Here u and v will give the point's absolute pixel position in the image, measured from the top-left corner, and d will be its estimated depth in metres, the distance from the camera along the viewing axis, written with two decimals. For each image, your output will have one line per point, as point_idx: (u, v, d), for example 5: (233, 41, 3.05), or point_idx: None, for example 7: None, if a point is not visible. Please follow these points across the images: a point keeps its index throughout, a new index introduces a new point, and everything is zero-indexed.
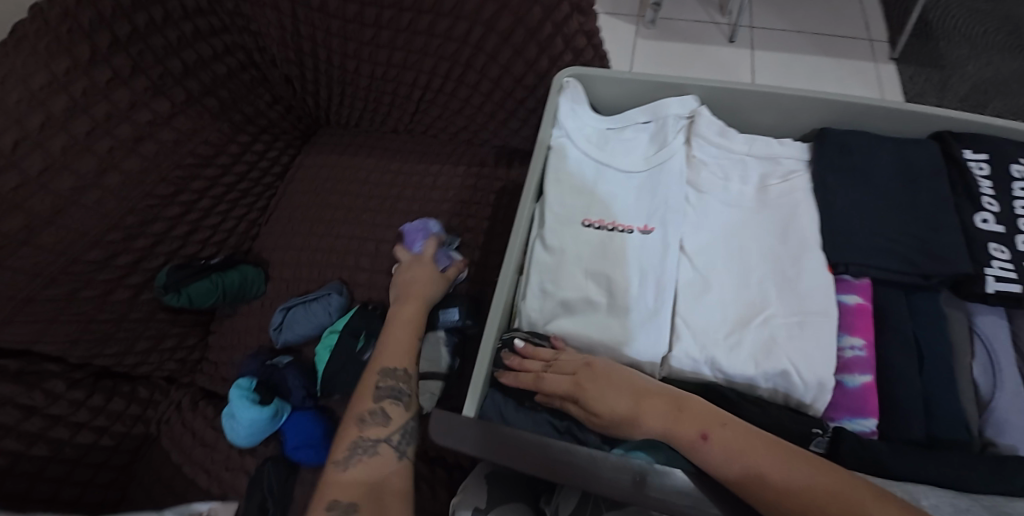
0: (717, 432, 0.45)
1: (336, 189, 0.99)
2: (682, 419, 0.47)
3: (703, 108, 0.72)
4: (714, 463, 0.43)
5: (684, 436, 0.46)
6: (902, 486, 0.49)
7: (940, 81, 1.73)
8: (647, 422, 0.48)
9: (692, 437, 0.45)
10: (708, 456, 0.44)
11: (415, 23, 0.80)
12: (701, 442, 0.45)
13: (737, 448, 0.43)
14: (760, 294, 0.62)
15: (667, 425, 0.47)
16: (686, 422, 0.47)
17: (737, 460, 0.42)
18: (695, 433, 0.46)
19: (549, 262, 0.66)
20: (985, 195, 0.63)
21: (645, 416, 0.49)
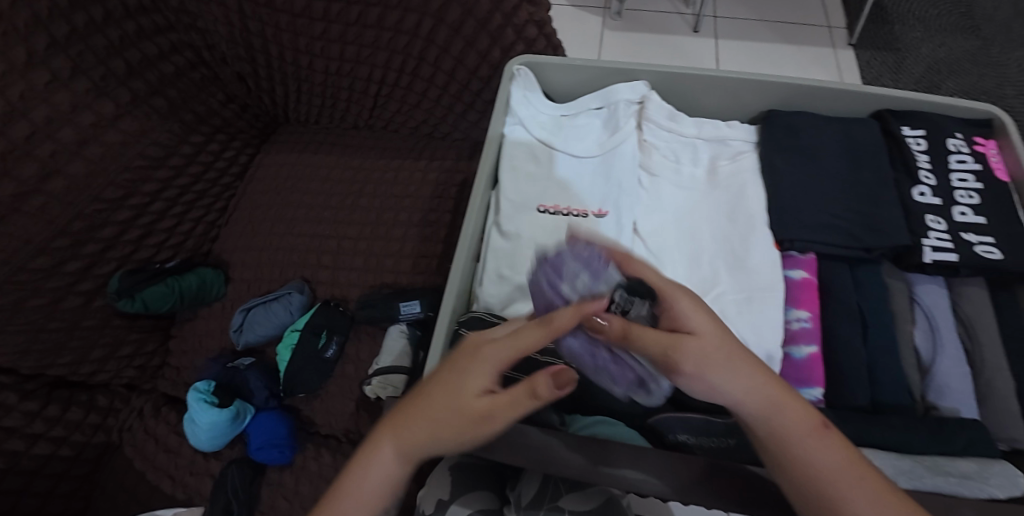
0: (835, 438, 0.37)
1: (296, 188, 0.98)
2: (795, 405, 0.38)
3: (652, 93, 0.73)
4: (813, 467, 0.35)
5: (795, 423, 0.37)
6: None
7: (896, 64, 1.78)
8: (751, 380, 0.38)
9: (811, 426, 0.37)
10: (808, 454, 0.36)
11: (365, 16, 0.80)
12: (811, 437, 0.36)
13: (846, 463, 0.36)
14: (711, 273, 0.63)
15: (777, 405, 0.37)
16: (797, 404, 0.38)
17: (843, 474, 0.35)
18: (811, 424, 0.37)
19: (505, 250, 0.65)
20: (922, 169, 0.65)
21: (748, 376, 0.38)
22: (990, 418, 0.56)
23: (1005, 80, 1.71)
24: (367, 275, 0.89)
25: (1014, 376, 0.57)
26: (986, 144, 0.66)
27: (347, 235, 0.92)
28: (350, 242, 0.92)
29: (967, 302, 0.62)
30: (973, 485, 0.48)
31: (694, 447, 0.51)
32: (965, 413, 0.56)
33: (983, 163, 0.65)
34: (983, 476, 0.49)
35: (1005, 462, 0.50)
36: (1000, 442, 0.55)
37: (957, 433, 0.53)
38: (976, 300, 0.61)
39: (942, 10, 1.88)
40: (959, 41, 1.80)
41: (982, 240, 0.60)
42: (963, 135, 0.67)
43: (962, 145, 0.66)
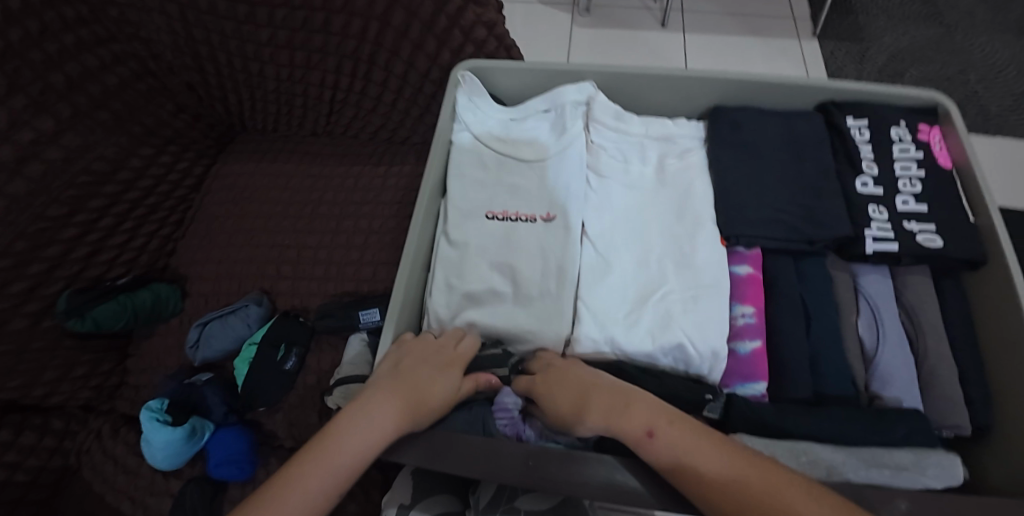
0: (664, 427, 0.44)
1: (253, 198, 0.97)
2: (630, 413, 0.46)
3: (599, 93, 0.73)
4: (661, 461, 0.42)
5: (630, 432, 0.44)
6: (786, 444, 0.51)
7: (860, 53, 1.80)
8: (612, 418, 0.46)
9: (637, 432, 0.44)
10: (658, 455, 0.42)
11: (310, 21, 0.79)
12: (646, 440, 0.43)
13: (680, 446, 0.42)
14: (659, 272, 0.63)
15: (618, 424, 0.46)
16: (631, 416, 0.45)
17: (679, 458, 0.41)
18: (640, 429, 0.44)
19: (454, 256, 0.65)
20: (865, 160, 0.66)
21: (614, 418, 0.46)
22: (931, 405, 0.57)
23: (966, 67, 1.75)
24: (326, 283, 0.88)
25: (953, 361, 0.58)
26: (929, 132, 0.67)
27: (306, 244, 0.91)
28: (309, 251, 0.91)
29: (910, 290, 0.62)
30: (911, 474, 0.49)
31: None
32: (907, 402, 0.56)
33: (926, 151, 0.66)
34: (922, 466, 0.50)
35: (943, 451, 0.51)
36: (944, 429, 0.56)
37: (896, 423, 0.53)
38: (919, 288, 0.62)
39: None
40: (920, 29, 1.83)
41: (923, 228, 0.61)
42: (907, 124, 0.68)
43: (905, 134, 0.67)
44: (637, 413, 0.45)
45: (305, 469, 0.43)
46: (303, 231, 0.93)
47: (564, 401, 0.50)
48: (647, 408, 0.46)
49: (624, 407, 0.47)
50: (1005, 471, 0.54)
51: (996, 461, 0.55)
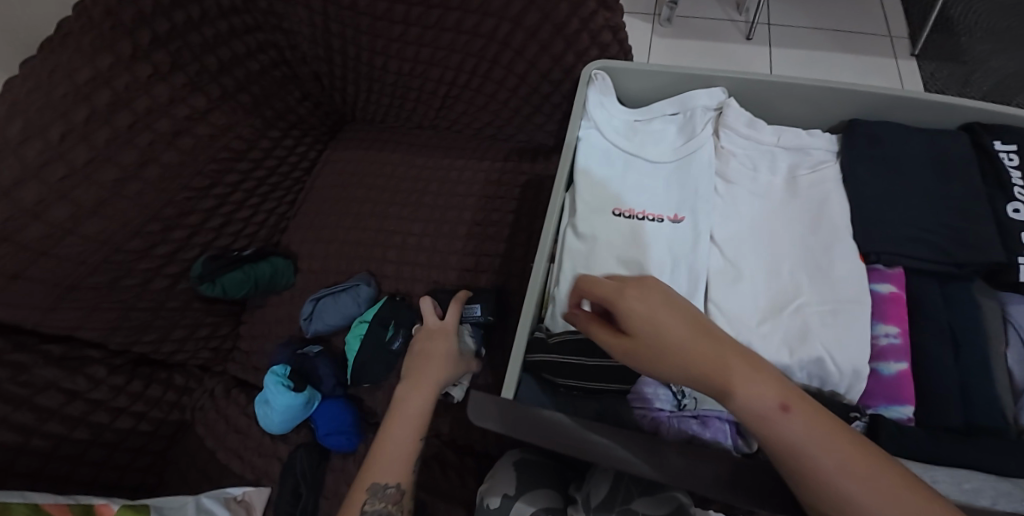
0: (797, 416, 0.31)
1: (362, 183, 1.01)
2: (754, 381, 0.32)
3: (731, 100, 0.72)
4: (767, 431, 0.31)
5: (755, 405, 0.31)
6: (942, 471, 0.49)
7: (962, 77, 1.72)
8: (707, 360, 0.33)
9: (770, 406, 0.31)
10: (770, 431, 0.31)
11: (443, 20, 0.82)
12: (781, 419, 0.31)
13: (839, 457, 0.30)
14: (792, 283, 0.62)
15: (698, 374, 0.34)
16: (756, 380, 0.32)
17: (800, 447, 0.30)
18: (774, 402, 0.31)
19: (580, 251, 0.66)
20: (1015, 185, 0.62)
21: (755, 375, 0.32)
22: None
23: None
24: (431, 271, 0.90)
25: None
26: None
27: (412, 232, 0.94)
28: (414, 238, 0.94)
29: None
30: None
31: None
32: None
33: None
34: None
35: None
36: None
37: None
38: None
39: None
40: None
41: None
42: None
43: None
44: (764, 379, 0.32)
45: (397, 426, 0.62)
46: (409, 219, 0.96)
47: (658, 319, 0.36)
48: (776, 374, 0.33)
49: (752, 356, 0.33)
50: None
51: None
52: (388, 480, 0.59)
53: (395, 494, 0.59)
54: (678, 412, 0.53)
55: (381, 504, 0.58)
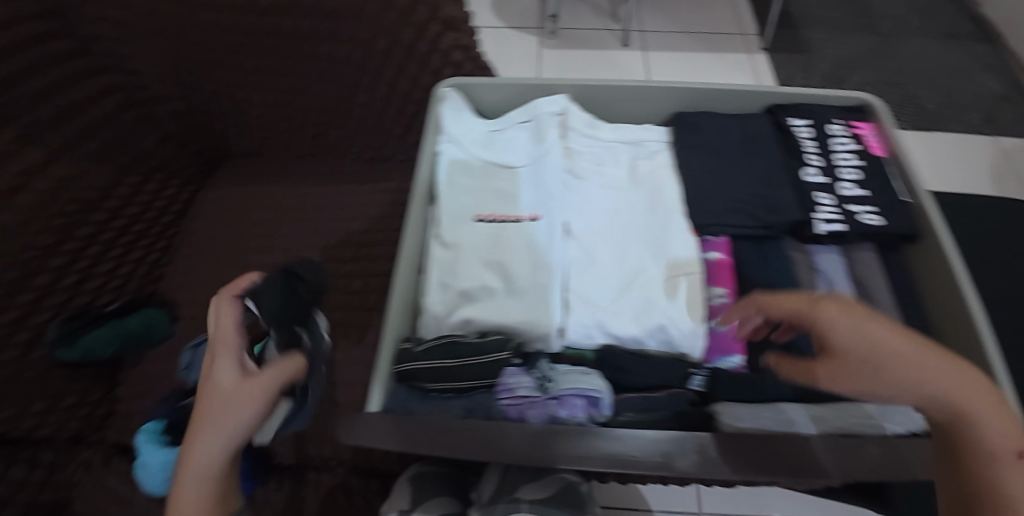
0: (1008, 427, 0.35)
1: (240, 220, 0.99)
2: (997, 416, 0.35)
3: (572, 106, 0.78)
4: (983, 448, 0.34)
5: (999, 441, 0.34)
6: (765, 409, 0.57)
7: (804, 64, 1.95)
8: (931, 378, 0.36)
9: (1007, 447, 0.34)
10: (982, 444, 0.35)
11: (296, 49, 0.82)
12: (1010, 456, 0.34)
13: (1018, 462, 0.34)
14: (638, 262, 0.68)
15: (924, 386, 0.37)
16: (978, 397, 0.36)
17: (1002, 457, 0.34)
18: (1008, 446, 0.34)
19: (446, 259, 0.69)
20: (808, 153, 0.73)
21: (930, 370, 0.37)
22: None
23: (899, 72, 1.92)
24: None
25: (911, 327, 0.64)
26: (863, 127, 0.75)
27: (297, 262, 0.92)
28: None
29: (860, 264, 0.68)
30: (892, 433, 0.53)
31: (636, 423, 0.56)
32: None
33: (862, 143, 0.73)
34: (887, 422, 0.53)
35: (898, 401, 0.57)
36: None
37: None
38: (867, 264, 0.68)
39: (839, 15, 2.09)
40: (856, 41, 2.01)
41: (866, 210, 0.68)
42: (842, 121, 0.76)
43: (841, 129, 0.74)
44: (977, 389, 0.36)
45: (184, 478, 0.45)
46: (292, 250, 0.94)
47: (873, 340, 0.38)
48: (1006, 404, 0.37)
49: (927, 355, 0.38)
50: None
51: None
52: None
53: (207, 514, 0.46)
54: (541, 396, 0.56)
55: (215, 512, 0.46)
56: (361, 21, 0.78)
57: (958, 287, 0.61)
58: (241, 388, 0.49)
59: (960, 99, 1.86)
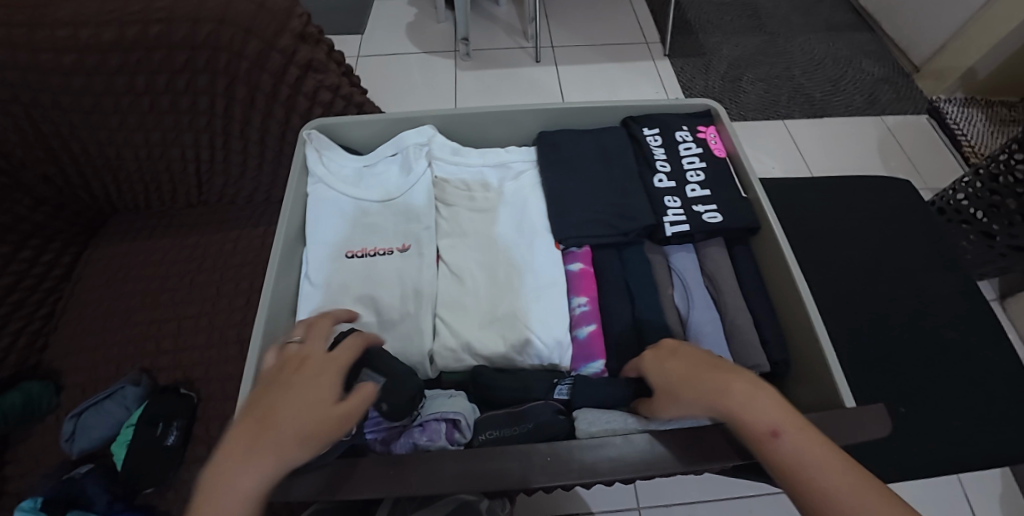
0: (795, 435, 0.41)
1: (129, 277, 0.93)
2: (758, 404, 0.43)
3: (437, 135, 0.81)
4: (793, 466, 0.40)
5: (755, 426, 0.42)
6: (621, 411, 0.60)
7: (704, 66, 2.05)
8: (713, 392, 0.45)
9: (763, 429, 0.42)
10: (789, 473, 0.40)
11: (157, 104, 0.85)
12: (772, 438, 0.41)
13: (816, 457, 0.40)
14: (506, 279, 0.71)
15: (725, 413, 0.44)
16: (757, 406, 0.43)
17: (807, 463, 0.39)
18: (764, 428, 0.42)
19: (316, 299, 0.70)
20: (658, 160, 0.78)
21: (702, 392, 0.46)
22: (740, 351, 0.67)
23: (792, 64, 2.03)
24: (210, 350, 0.86)
25: (752, 312, 0.70)
26: (706, 131, 0.81)
27: (186, 314, 0.89)
28: (189, 320, 0.89)
29: (710, 260, 0.73)
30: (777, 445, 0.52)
31: (495, 440, 0.58)
32: (717, 352, 0.66)
33: (705, 146, 0.79)
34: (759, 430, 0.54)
35: None
36: (754, 369, 0.65)
37: None
38: (716, 258, 0.73)
39: (733, 16, 2.21)
40: (750, 39, 2.12)
41: (708, 209, 0.73)
42: (689, 127, 0.81)
43: (687, 135, 0.80)
44: (762, 405, 0.43)
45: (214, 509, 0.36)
46: (181, 301, 0.90)
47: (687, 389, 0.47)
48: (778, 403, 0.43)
49: (714, 373, 0.47)
50: (810, 394, 0.64)
51: (802, 387, 0.66)
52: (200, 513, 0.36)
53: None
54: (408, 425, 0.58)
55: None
56: (214, 73, 0.83)
57: (788, 271, 0.67)
58: (323, 365, 0.46)
59: (846, 86, 1.95)
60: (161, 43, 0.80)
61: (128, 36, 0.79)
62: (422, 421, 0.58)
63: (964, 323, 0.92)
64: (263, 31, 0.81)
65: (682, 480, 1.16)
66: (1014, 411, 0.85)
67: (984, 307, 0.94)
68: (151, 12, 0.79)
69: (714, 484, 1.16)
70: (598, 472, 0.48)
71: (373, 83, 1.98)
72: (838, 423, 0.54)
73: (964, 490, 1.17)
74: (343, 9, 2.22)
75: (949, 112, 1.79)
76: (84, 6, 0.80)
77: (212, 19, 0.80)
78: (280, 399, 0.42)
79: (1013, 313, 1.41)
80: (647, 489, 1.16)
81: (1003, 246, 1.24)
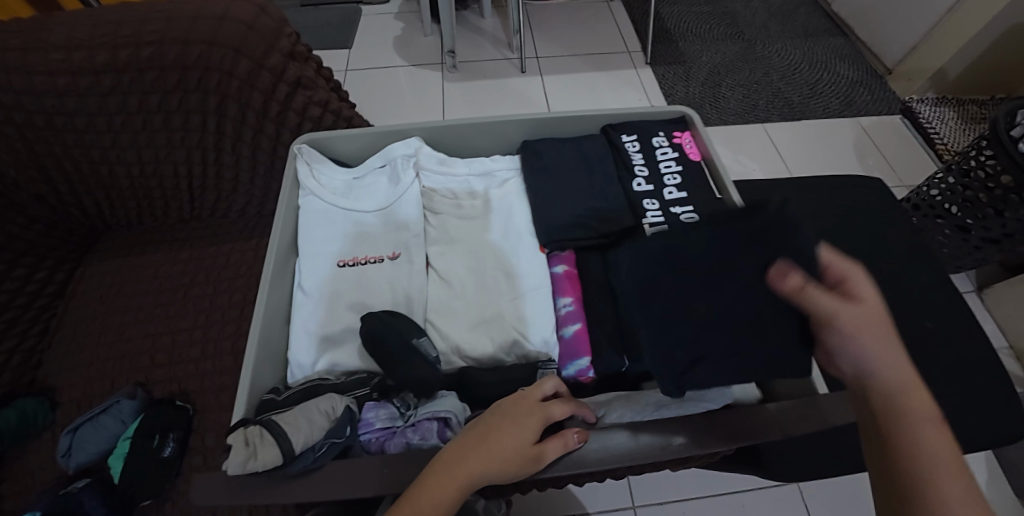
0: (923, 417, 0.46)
1: (122, 292, 0.94)
2: (916, 395, 0.47)
3: (423, 146, 0.84)
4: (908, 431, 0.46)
5: (913, 404, 0.46)
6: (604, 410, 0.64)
7: (685, 73, 2.10)
8: (890, 359, 0.48)
9: (926, 411, 0.46)
10: (917, 442, 0.45)
11: (149, 122, 0.87)
12: (918, 419, 0.45)
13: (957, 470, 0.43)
14: (494, 283, 0.73)
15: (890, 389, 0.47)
16: (920, 410, 0.46)
17: (929, 449, 0.44)
18: (913, 404, 0.46)
19: (309, 307, 0.72)
20: (637, 165, 0.81)
21: (890, 356, 0.48)
22: None
23: (770, 69, 2.09)
24: (206, 362, 0.88)
25: None
26: (682, 136, 0.85)
27: (181, 327, 0.91)
28: (184, 333, 0.90)
29: None
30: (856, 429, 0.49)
31: None
32: None
33: (681, 151, 0.83)
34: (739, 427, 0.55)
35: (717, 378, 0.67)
36: None
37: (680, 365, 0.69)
38: None
39: (712, 24, 2.27)
40: (728, 46, 2.18)
41: (685, 210, 0.76)
42: (665, 133, 0.85)
43: (664, 141, 0.84)
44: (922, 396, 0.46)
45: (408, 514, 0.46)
46: (175, 315, 0.92)
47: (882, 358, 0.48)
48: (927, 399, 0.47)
49: (887, 344, 0.49)
50: (787, 383, 0.67)
51: (780, 377, 0.69)
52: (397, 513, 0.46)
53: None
54: (401, 426, 0.60)
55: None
56: (205, 91, 0.86)
57: None
58: (530, 412, 0.55)
59: (823, 89, 2.01)
60: (153, 64, 0.82)
61: (119, 58, 0.82)
62: (415, 421, 0.60)
63: (938, 313, 0.96)
64: (252, 50, 0.84)
65: (676, 477, 1.18)
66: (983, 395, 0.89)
67: (956, 297, 0.98)
68: (142, 35, 0.82)
69: (708, 479, 1.18)
70: (581, 462, 0.54)
71: (362, 97, 2.01)
72: (810, 408, 0.57)
73: None
74: (330, 25, 2.25)
75: (922, 111, 1.84)
76: (77, 30, 0.82)
77: (201, 41, 0.83)
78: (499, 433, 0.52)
79: (990, 303, 1.46)
80: (640, 487, 1.18)
81: (977, 239, 1.29)
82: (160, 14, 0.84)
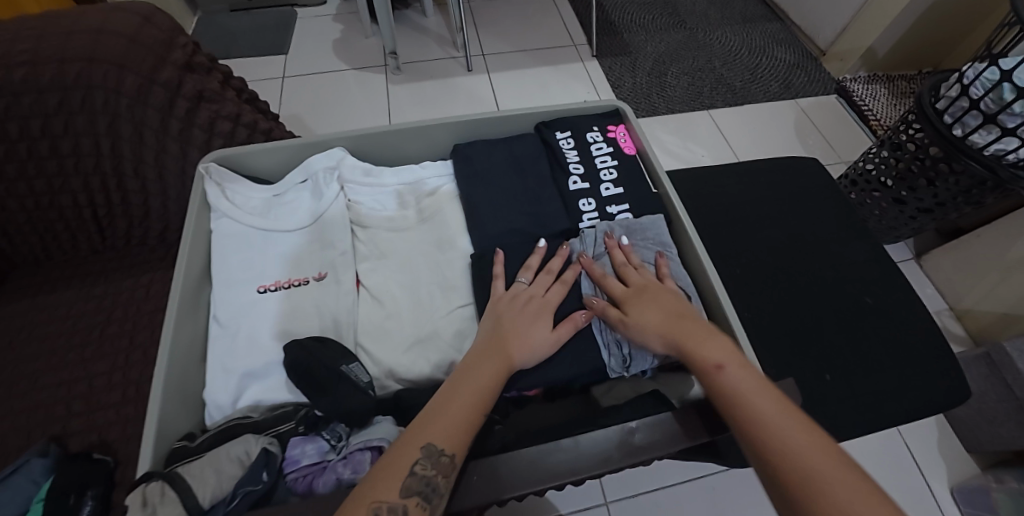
0: (735, 368, 0.52)
1: (27, 337, 0.85)
2: (706, 350, 0.54)
3: (347, 156, 0.79)
4: (748, 410, 0.49)
5: (705, 364, 0.53)
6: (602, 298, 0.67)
7: (630, 63, 2.09)
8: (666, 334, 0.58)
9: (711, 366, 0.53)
10: (767, 433, 0.47)
11: (35, 149, 0.79)
12: (717, 371, 0.52)
13: (754, 386, 0.50)
14: (427, 298, 0.70)
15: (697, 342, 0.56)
16: (743, 378, 0.51)
17: (766, 421, 0.48)
18: (709, 364, 0.53)
19: (226, 341, 0.67)
20: (572, 163, 0.79)
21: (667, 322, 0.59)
22: None
23: (712, 56, 2.11)
24: (127, 407, 0.81)
25: None
26: (616, 130, 0.83)
27: (96, 372, 0.83)
28: (101, 379, 0.82)
29: None
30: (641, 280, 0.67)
31: None
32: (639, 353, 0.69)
33: (615, 146, 0.81)
34: (626, 363, 0.63)
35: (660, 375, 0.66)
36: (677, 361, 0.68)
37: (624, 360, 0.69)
38: None
39: (654, 14, 2.29)
40: (671, 35, 2.19)
41: (621, 210, 0.75)
42: (599, 128, 0.83)
43: (598, 136, 0.82)
44: (704, 341, 0.55)
45: (441, 421, 0.51)
46: (90, 359, 0.84)
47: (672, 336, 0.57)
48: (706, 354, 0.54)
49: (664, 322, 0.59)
50: None
51: None
52: (446, 444, 0.49)
53: (448, 464, 0.48)
54: (332, 462, 0.55)
55: (428, 472, 0.47)
56: (93, 112, 0.79)
57: (698, 258, 0.70)
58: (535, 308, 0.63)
59: (763, 73, 2.05)
60: (29, 87, 0.76)
61: None
62: (347, 455, 0.55)
63: (876, 285, 0.98)
64: (139, 67, 0.79)
65: (647, 469, 1.17)
66: (924, 364, 0.91)
67: (892, 269, 1.00)
68: (13, 55, 0.75)
69: (676, 469, 1.18)
70: (541, 480, 0.51)
71: (300, 104, 1.92)
72: None
73: (906, 442, 1.24)
74: (262, 30, 2.14)
75: (856, 90, 1.90)
76: None
77: (80, 58, 0.77)
78: (516, 327, 0.61)
79: (929, 269, 1.51)
80: (613, 482, 1.16)
81: (912, 210, 1.33)
82: (32, 32, 0.78)
